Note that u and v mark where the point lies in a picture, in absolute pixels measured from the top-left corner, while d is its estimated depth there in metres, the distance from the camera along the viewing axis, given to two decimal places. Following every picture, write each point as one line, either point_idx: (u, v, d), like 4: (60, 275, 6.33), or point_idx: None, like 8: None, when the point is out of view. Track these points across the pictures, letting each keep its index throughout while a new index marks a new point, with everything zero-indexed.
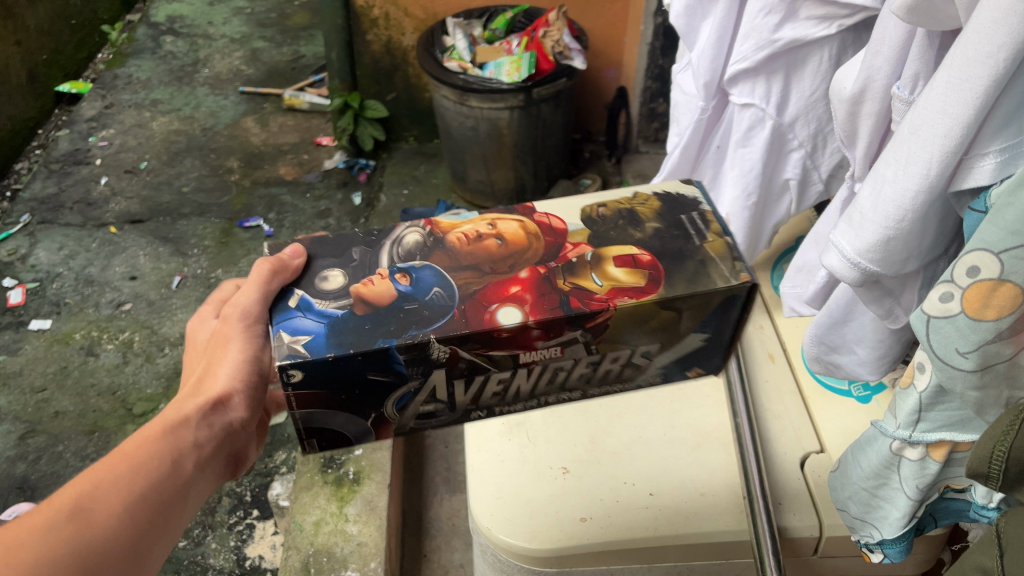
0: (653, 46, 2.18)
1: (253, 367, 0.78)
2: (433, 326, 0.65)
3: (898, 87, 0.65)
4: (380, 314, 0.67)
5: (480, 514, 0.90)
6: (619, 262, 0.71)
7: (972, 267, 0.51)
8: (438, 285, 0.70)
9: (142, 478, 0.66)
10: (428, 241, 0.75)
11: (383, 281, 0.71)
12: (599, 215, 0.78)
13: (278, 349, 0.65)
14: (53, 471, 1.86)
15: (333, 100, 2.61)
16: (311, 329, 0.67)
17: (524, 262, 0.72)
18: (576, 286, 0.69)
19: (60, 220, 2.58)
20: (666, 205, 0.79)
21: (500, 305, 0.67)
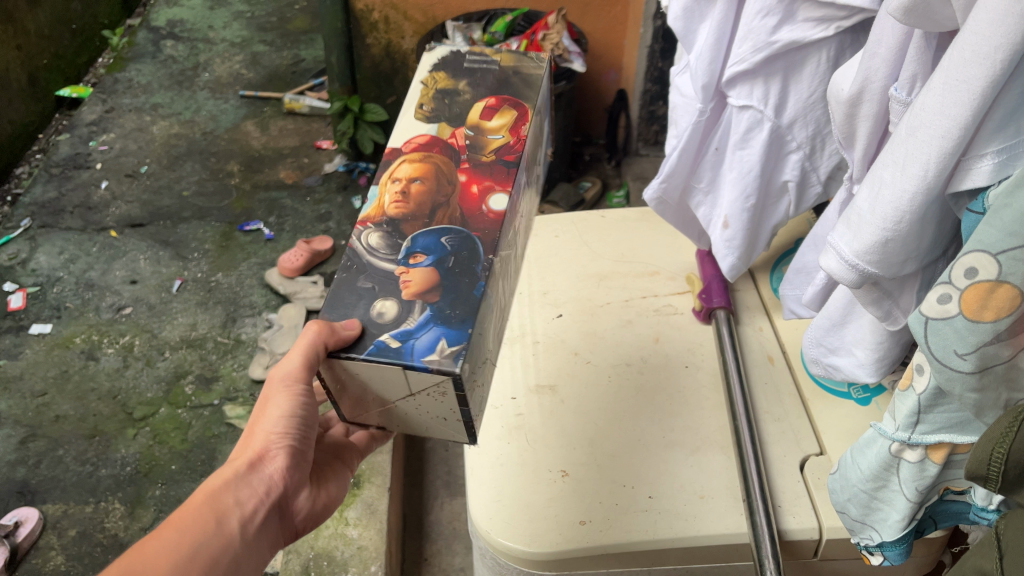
0: (652, 49, 2.18)
1: (295, 423, 0.78)
2: (481, 248, 0.79)
3: (895, 88, 0.65)
4: (447, 279, 0.76)
5: (479, 518, 0.90)
6: (489, 117, 0.90)
7: (969, 268, 0.50)
8: (442, 236, 0.80)
9: (186, 548, 0.68)
10: (386, 229, 0.81)
11: (410, 272, 0.77)
12: (430, 112, 0.92)
13: (443, 362, 0.70)
14: (53, 475, 1.86)
15: (333, 104, 2.59)
16: (434, 337, 0.72)
17: (455, 172, 0.85)
18: (501, 154, 0.87)
19: (61, 224, 2.59)
20: (449, 70, 0.95)
21: (487, 202, 0.83)
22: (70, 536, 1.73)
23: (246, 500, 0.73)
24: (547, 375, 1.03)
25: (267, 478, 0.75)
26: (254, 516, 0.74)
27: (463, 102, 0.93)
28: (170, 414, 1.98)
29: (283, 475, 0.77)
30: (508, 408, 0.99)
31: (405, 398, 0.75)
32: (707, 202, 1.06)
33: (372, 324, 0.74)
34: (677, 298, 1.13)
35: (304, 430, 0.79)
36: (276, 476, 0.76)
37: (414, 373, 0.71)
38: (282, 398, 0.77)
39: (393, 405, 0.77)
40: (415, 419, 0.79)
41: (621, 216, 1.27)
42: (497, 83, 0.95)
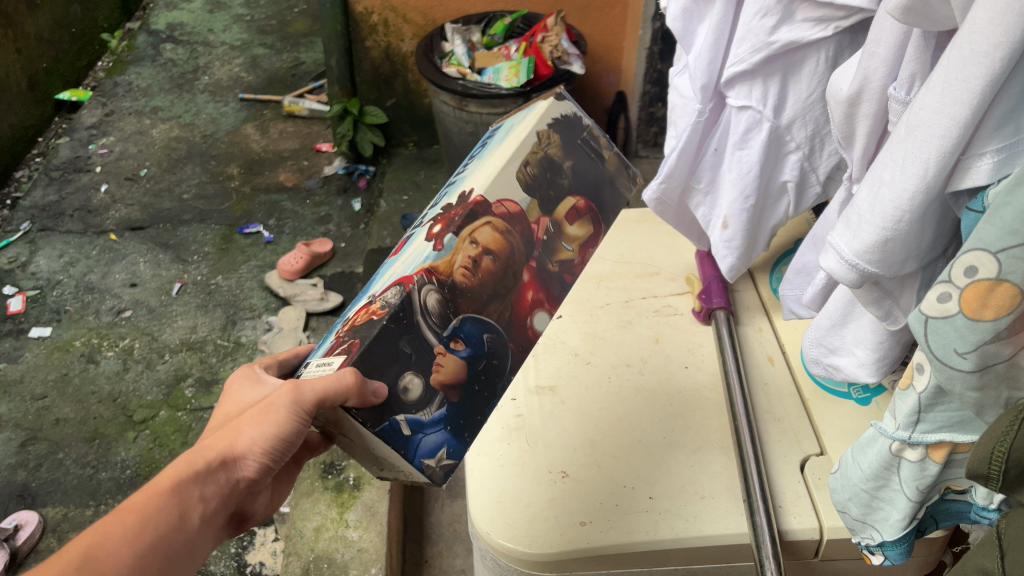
0: (652, 50, 2.19)
1: (283, 443, 0.74)
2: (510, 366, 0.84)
3: (894, 88, 0.65)
4: (471, 383, 0.80)
5: (479, 519, 0.89)
6: (571, 219, 0.92)
7: (970, 266, 0.50)
8: (485, 331, 0.81)
9: (140, 543, 0.66)
10: (446, 295, 0.78)
11: (446, 356, 0.77)
12: (530, 177, 0.89)
13: (435, 472, 0.76)
14: (54, 478, 1.86)
15: (333, 107, 2.61)
16: (440, 442, 0.76)
17: (522, 265, 0.86)
18: (561, 266, 0.91)
19: (61, 228, 2.59)
20: (562, 137, 0.94)
21: (532, 315, 0.86)
22: (70, 539, 1.72)
23: (210, 498, 0.71)
24: (547, 376, 1.03)
25: (234, 482, 0.73)
26: (213, 518, 0.71)
27: (559, 184, 0.92)
28: (170, 416, 1.98)
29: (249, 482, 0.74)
30: (508, 409, 0.99)
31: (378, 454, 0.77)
32: (706, 202, 1.07)
33: (395, 400, 0.73)
34: (676, 298, 1.13)
35: (290, 447, 0.75)
36: (243, 483, 0.74)
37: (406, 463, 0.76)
38: (283, 418, 0.72)
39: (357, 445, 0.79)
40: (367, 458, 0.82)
41: (619, 217, 1.27)
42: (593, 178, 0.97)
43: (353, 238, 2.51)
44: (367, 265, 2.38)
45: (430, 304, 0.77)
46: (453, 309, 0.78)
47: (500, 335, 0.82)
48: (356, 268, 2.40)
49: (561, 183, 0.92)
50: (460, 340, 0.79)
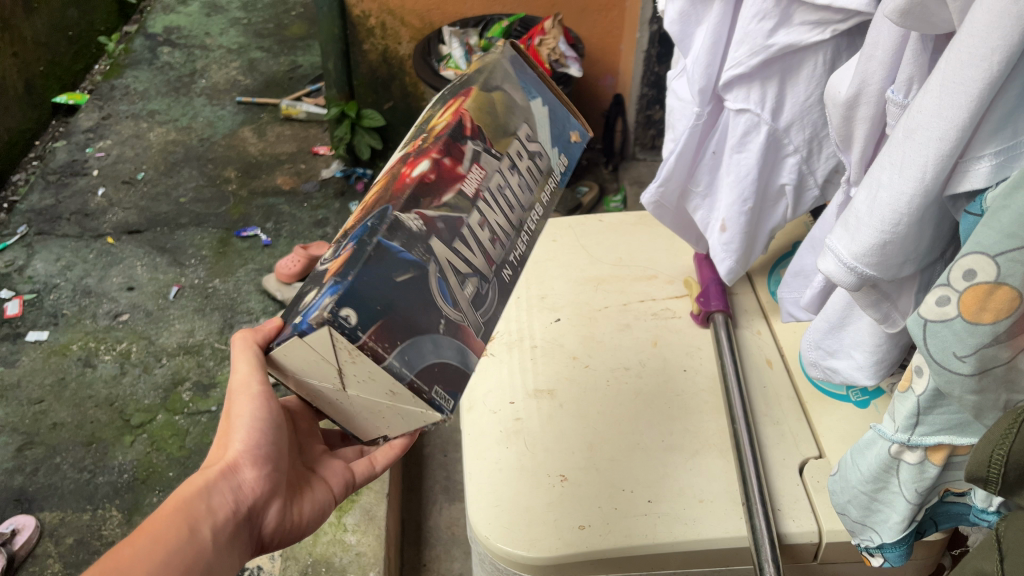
0: (650, 53, 2.18)
1: (262, 431, 0.73)
2: (389, 211, 0.67)
3: (892, 91, 0.65)
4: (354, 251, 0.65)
5: (478, 523, 0.89)
6: (442, 109, 0.78)
7: (968, 270, 0.50)
8: (364, 218, 0.69)
9: (152, 557, 0.64)
10: (336, 240, 0.72)
11: (332, 264, 0.68)
12: (422, 118, 0.83)
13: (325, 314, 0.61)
14: (50, 482, 1.85)
15: (331, 110, 2.61)
16: (318, 298, 0.63)
17: (400, 161, 0.75)
18: (437, 132, 0.74)
19: (58, 231, 2.58)
20: (449, 89, 0.86)
21: (412, 171, 0.71)
22: (66, 544, 1.72)
23: (216, 506, 0.70)
24: (546, 380, 1.03)
25: (238, 487, 0.72)
26: (223, 524, 0.70)
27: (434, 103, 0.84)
28: (167, 420, 1.97)
29: (256, 483, 0.73)
30: (507, 413, 0.99)
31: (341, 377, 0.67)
32: (704, 205, 1.07)
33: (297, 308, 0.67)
34: (674, 301, 1.13)
35: (274, 439, 0.75)
36: (248, 486, 0.72)
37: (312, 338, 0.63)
38: (248, 405, 0.73)
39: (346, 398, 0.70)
40: (364, 405, 0.70)
41: (618, 220, 1.27)
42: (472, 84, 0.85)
43: None
44: None
45: (324, 254, 0.72)
46: (339, 236, 0.71)
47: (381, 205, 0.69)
48: None
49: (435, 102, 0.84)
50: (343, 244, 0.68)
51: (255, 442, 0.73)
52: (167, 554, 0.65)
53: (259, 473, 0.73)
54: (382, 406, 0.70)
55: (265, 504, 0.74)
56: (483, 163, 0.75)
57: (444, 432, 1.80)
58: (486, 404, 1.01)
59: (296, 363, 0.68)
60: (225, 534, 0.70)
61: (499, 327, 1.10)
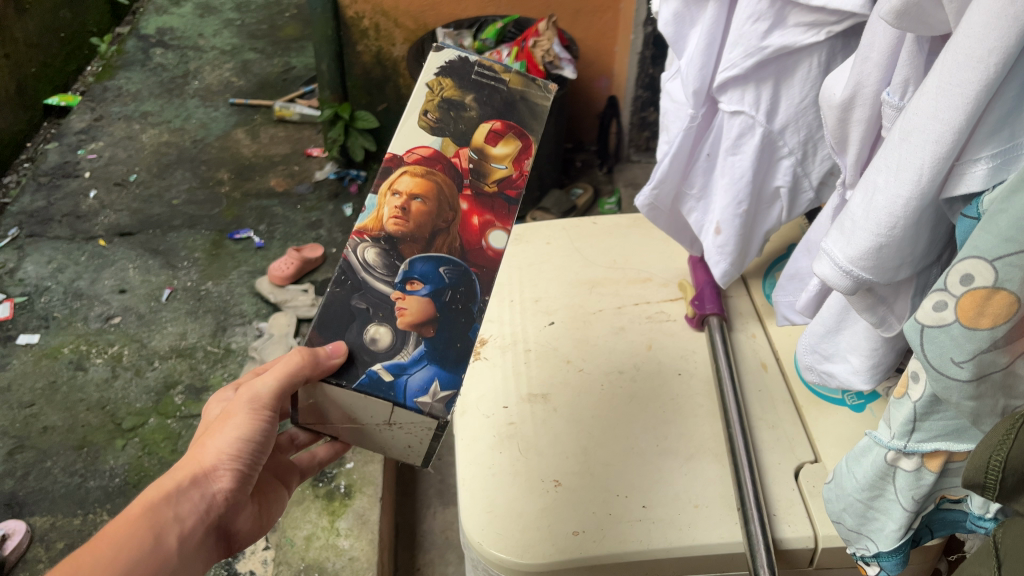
0: (643, 55, 2.20)
1: (249, 445, 0.82)
2: (478, 288, 0.86)
3: (888, 93, 0.64)
4: (443, 316, 0.85)
5: (470, 530, 0.88)
6: (494, 142, 0.91)
7: (966, 275, 0.50)
8: (440, 266, 0.86)
9: (123, 558, 0.70)
10: (383, 247, 0.87)
11: (406, 301, 0.85)
12: (435, 121, 0.91)
13: (435, 407, 0.80)
14: (41, 487, 1.83)
15: (324, 112, 2.60)
16: (427, 378, 0.82)
17: (455, 197, 0.88)
18: (502, 185, 0.90)
19: (49, 234, 2.57)
20: (456, 78, 0.93)
21: (484, 238, 0.88)
22: (57, 548, 1.70)
23: (187, 514, 0.76)
24: (539, 384, 1.02)
25: (211, 495, 0.79)
26: (194, 534, 0.76)
27: (468, 116, 0.92)
28: (159, 424, 1.96)
29: (227, 494, 0.80)
30: (500, 417, 0.98)
31: (386, 429, 0.85)
32: (698, 208, 1.06)
33: (364, 350, 0.83)
34: (669, 305, 1.13)
35: (255, 453, 0.82)
36: (220, 495, 0.79)
37: (402, 411, 0.81)
38: (242, 418, 0.81)
39: (360, 433, 0.87)
40: (384, 440, 0.88)
41: (612, 223, 1.26)
42: (503, 103, 0.93)
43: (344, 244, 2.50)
44: None
45: (371, 258, 0.86)
46: (396, 254, 0.86)
47: (457, 264, 0.86)
48: None
49: (469, 114, 0.92)
50: (417, 283, 0.85)
51: (238, 453, 0.81)
52: (139, 555, 0.71)
53: (232, 484, 0.80)
54: (385, 449, 0.89)
55: (232, 512, 0.81)
56: None
57: None
58: (479, 409, 1.00)
59: (349, 401, 0.83)
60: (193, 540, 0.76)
61: (493, 330, 1.09)
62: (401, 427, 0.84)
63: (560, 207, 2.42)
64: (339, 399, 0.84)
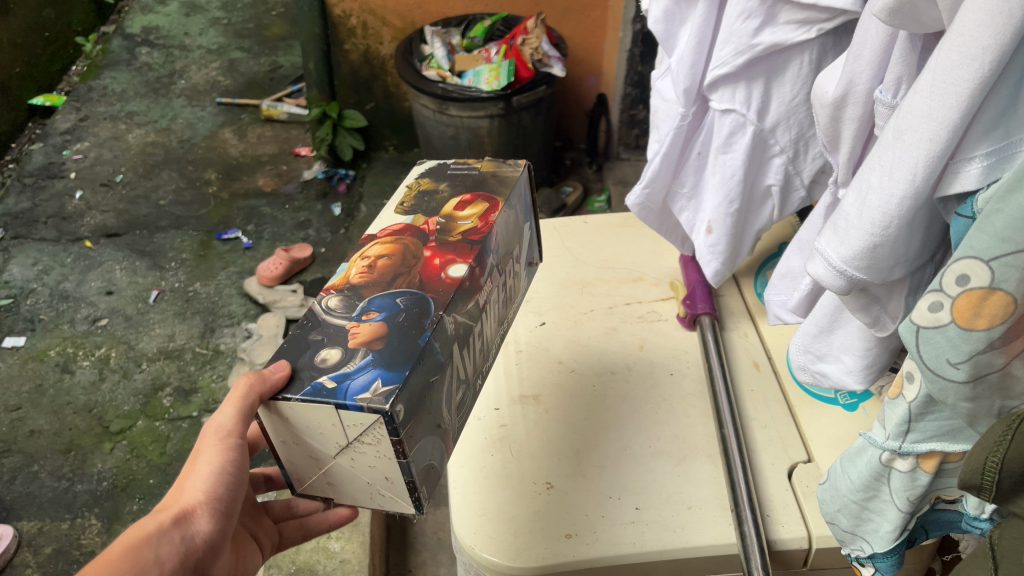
0: (633, 52, 2.17)
1: (227, 479, 0.69)
2: (434, 306, 0.70)
3: (880, 91, 0.63)
4: (395, 331, 0.68)
5: (463, 534, 0.87)
6: (461, 208, 0.83)
7: (961, 275, 0.49)
8: (398, 296, 0.72)
9: None
10: (346, 293, 0.74)
11: (360, 325, 0.70)
12: (409, 208, 0.85)
13: (375, 401, 0.61)
14: (28, 491, 1.81)
15: (312, 111, 2.59)
16: (370, 378, 0.64)
17: (420, 249, 0.77)
18: (466, 234, 0.78)
19: (35, 235, 2.54)
20: (433, 176, 0.90)
21: (446, 270, 0.74)
22: (45, 553, 1.68)
23: (166, 559, 0.65)
24: (531, 385, 1.02)
25: (191, 538, 0.66)
26: None
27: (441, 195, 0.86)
28: (148, 426, 1.94)
29: (209, 538, 0.68)
30: (492, 419, 0.98)
31: (347, 446, 0.66)
32: (689, 206, 1.06)
33: (311, 367, 0.67)
34: (661, 304, 1.12)
35: (234, 488, 0.70)
36: (201, 538, 0.67)
37: (348, 415, 0.63)
38: (213, 450, 0.69)
39: (332, 466, 0.70)
40: (358, 480, 0.70)
41: (601, 222, 1.26)
42: (475, 184, 0.87)
43: (333, 243, 2.48)
44: None
45: (331, 305, 0.73)
46: (355, 296, 0.73)
47: (415, 294, 0.72)
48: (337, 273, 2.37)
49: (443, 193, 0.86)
50: (372, 311, 0.71)
51: (215, 492, 0.69)
52: None
53: (213, 525, 0.68)
54: (366, 483, 0.70)
55: (213, 559, 0.69)
56: (489, 278, 0.79)
57: None
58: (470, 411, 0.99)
59: (300, 417, 0.66)
60: None
61: None
62: (360, 443, 0.65)
63: (549, 206, 2.41)
64: (291, 419, 0.67)
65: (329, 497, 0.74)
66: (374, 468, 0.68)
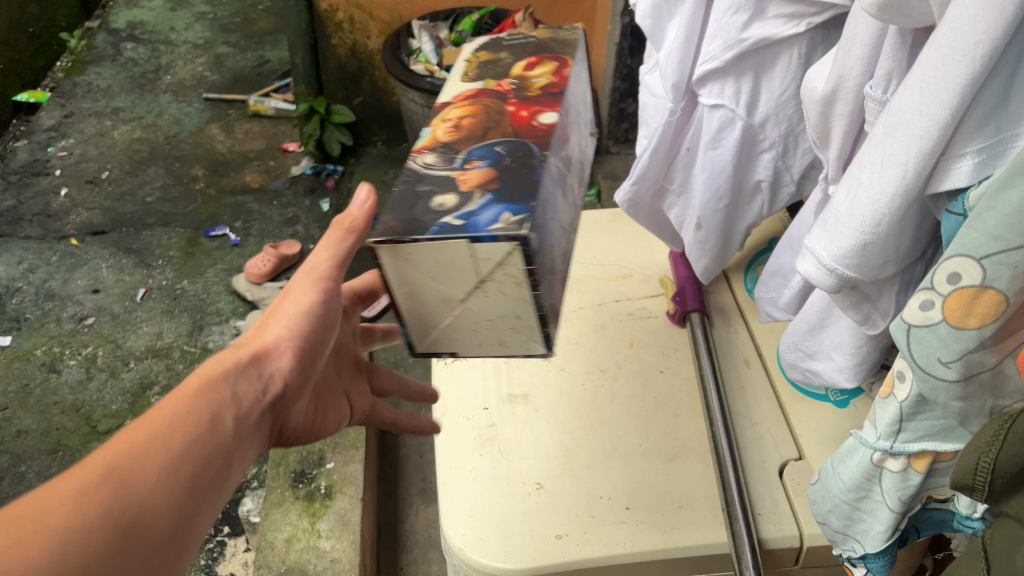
0: (621, 46, 2.17)
1: (312, 319, 0.75)
2: (536, 148, 0.74)
3: (870, 86, 0.62)
4: (506, 173, 0.72)
5: (452, 536, 0.86)
6: (529, 70, 0.87)
7: (953, 273, 0.48)
8: (496, 146, 0.76)
9: (190, 431, 0.60)
10: (440, 151, 0.77)
11: (467, 173, 0.73)
12: (474, 75, 0.89)
13: (510, 228, 0.65)
14: (15, 492, 1.79)
15: (299, 106, 2.56)
16: (497, 213, 0.67)
17: (500, 104, 0.82)
18: (544, 89, 0.83)
19: (20, 233, 2.51)
20: (489, 51, 0.93)
21: (536, 120, 0.79)
22: None
23: (246, 395, 0.67)
24: (521, 383, 1.01)
25: (273, 374, 0.70)
26: (258, 411, 0.67)
27: (505, 64, 0.89)
28: None
29: (289, 376, 0.72)
30: (481, 419, 0.97)
31: (475, 284, 0.69)
32: (679, 202, 1.05)
33: (428, 213, 0.69)
34: (650, 301, 1.12)
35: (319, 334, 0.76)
36: (283, 374, 0.71)
37: (482, 247, 0.65)
38: (306, 289, 0.76)
39: (460, 308, 0.73)
40: (485, 317, 0.74)
41: (591, 217, 1.25)
42: (535, 50, 0.92)
43: (322, 240, 2.46)
44: None
45: (428, 160, 0.76)
46: (454, 151, 0.76)
47: (514, 141, 0.76)
48: None
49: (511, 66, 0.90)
50: (474, 162, 0.74)
51: (299, 329, 0.74)
52: (211, 423, 0.62)
53: (294, 364, 0.72)
54: (494, 313, 0.74)
55: (293, 396, 0.73)
56: (570, 133, 0.85)
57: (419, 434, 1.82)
58: (459, 411, 0.99)
59: (424, 259, 0.68)
60: (258, 423, 0.67)
61: None
62: (491, 277, 0.68)
63: None
64: (416, 262, 0.68)
65: (452, 339, 0.78)
66: (506, 303, 0.71)
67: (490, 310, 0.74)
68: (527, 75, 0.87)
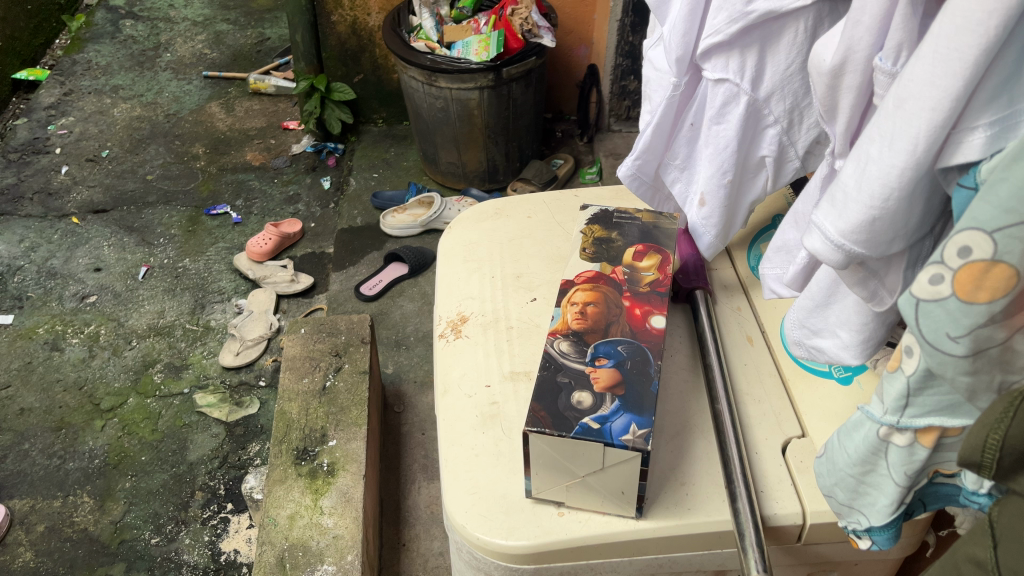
0: (623, 23, 2.14)
1: None
2: (652, 356, 0.86)
3: (881, 58, 0.61)
4: (631, 377, 0.84)
5: (455, 512, 0.86)
6: (639, 259, 1.00)
7: (963, 247, 0.48)
8: (619, 345, 0.88)
9: None
10: (573, 338, 0.89)
11: (599, 371, 0.85)
12: (592, 255, 1.01)
13: (637, 442, 0.77)
14: (19, 469, 1.79)
15: (299, 84, 2.54)
16: (627, 422, 0.79)
17: (619, 298, 0.94)
18: (653, 284, 0.96)
19: (21, 212, 2.50)
20: (602, 225, 1.06)
21: (649, 321, 0.91)
22: (37, 531, 1.67)
23: None
24: (523, 361, 1.01)
25: None
26: None
27: (616, 246, 1.02)
28: (139, 404, 1.92)
29: None
30: (483, 397, 0.97)
31: (594, 472, 0.79)
32: (683, 178, 1.04)
33: (571, 410, 0.80)
34: None
35: None
36: None
37: (613, 452, 0.77)
38: None
39: (577, 481, 0.81)
40: (592, 495, 0.82)
41: (594, 196, 1.25)
42: (641, 232, 1.04)
43: (323, 218, 2.45)
44: (339, 246, 2.33)
45: (564, 348, 0.88)
46: (582, 341, 0.89)
47: (632, 342, 0.88)
48: (326, 248, 2.35)
49: (615, 245, 1.02)
50: (602, 358, 0.87)
51: None
52: None
53: None
54: (600, 504, 0.83)
55: None
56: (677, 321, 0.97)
57: (420, 411, 1.82)
58: (461, 389, 0.99)
59: (556, 448, 0.79)
60: None
61: (475, 309, 1.09)
62: (614, 467, 0.78)
63: (541, 178, 2.38)
64: (558, 448, 0.79)
65: (562, 502, 0.84)
66: (617, 485, 0.80)
67: (599, 499, 0.82)
68: (636, 261, 0.99)
